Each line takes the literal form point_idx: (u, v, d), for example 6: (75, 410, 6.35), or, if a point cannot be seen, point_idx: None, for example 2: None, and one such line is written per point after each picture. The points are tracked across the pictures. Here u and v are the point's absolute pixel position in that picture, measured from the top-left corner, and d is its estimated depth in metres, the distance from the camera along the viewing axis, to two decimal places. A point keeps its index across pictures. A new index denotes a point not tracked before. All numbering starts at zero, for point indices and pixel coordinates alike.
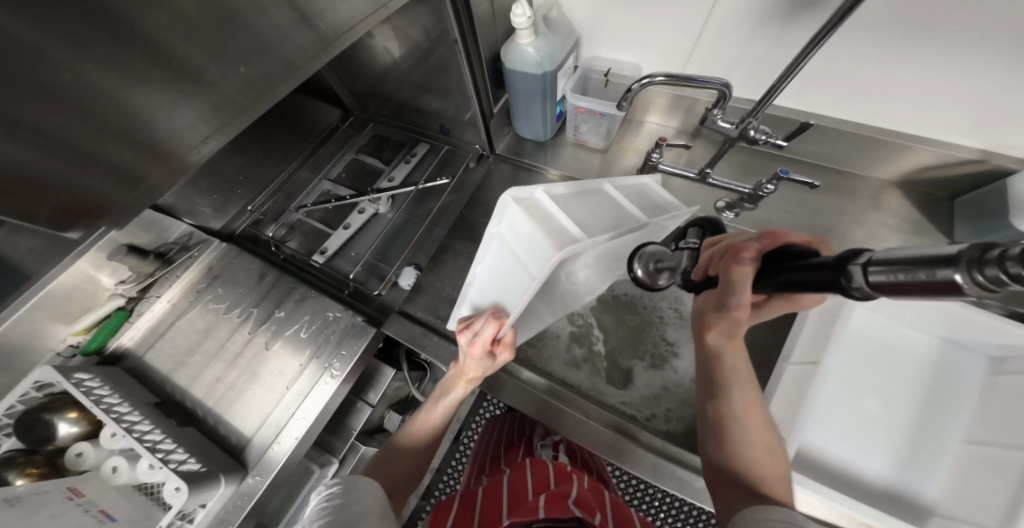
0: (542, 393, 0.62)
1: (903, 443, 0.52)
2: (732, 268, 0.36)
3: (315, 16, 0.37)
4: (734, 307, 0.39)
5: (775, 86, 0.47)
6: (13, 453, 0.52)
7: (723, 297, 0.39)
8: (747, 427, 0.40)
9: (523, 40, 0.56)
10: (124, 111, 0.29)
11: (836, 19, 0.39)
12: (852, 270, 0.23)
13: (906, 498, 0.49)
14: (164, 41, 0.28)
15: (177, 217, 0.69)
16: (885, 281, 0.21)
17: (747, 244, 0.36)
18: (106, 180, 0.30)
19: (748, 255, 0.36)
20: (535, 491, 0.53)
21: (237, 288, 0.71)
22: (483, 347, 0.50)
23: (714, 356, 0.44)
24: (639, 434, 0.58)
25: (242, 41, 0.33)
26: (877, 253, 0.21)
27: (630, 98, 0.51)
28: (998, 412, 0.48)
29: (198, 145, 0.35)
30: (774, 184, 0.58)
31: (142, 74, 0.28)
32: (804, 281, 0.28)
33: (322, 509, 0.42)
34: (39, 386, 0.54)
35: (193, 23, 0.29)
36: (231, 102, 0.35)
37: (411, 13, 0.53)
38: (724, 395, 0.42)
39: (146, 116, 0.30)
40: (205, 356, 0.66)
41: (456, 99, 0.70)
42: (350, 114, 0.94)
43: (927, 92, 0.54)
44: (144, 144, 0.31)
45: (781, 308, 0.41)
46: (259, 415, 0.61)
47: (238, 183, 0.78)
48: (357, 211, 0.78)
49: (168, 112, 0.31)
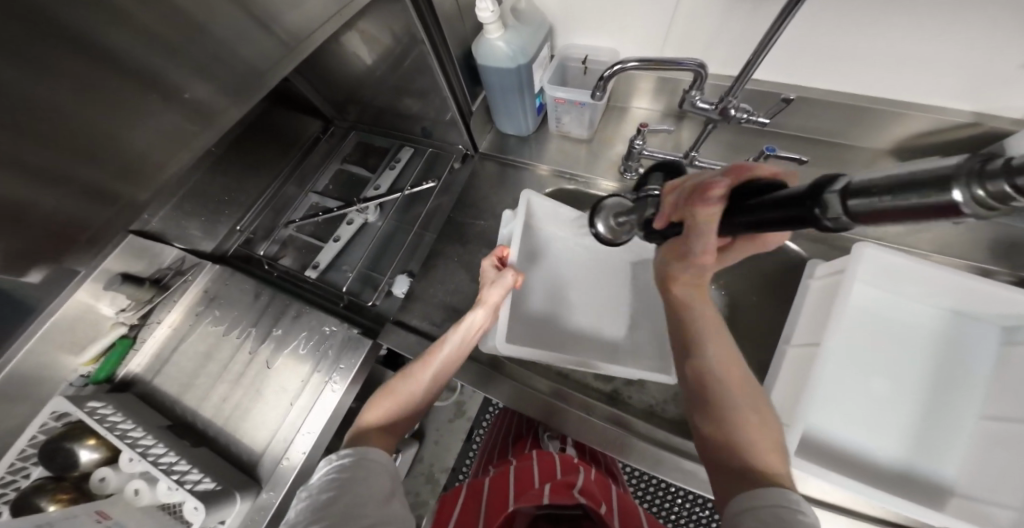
0: (544, 393, 0.61)
1: (916, 424, 0.50)
2: (699, 208, 0.33)
3: (272, 22, 0.36)
4: (699, 252, 0.37)
5: (750, 61, 0.44)
6: (40, 481, 0.54)
7: (686, 247, 0.37)
8: (729, 387, 0.38)
9: (492, 34, 0.54)
10: (100, 130, 0.29)
11: None
12: (829, 199, 0.20)
13: (922, 479, 0.48)
14: (121, 56, 0.28)
15: (167, 242, 0.70)
16: (867, 207, 0.19)
17: (715, 180, 0.31)
18: (77, 200, 0.31)
19: (714, 192, 0.31)
20: (541, 480, 0.53)
21: (234, 308, 0.71)
22: (490, 262, 0.62)
23: (683, 311, 0.42)
24: (643, 428, 0.57)
25: (203, 48, 0.32)
26: (859, 179, 0.19)
27: (603, 85, 0.49)
28: (1014, 385, 0.46)
29: (168, 159, 0.35)
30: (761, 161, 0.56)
31: (110, 88, 0.28)
32: (770, 220, 0.25)
33: (329, 482, 0.42)
34: (57, 416, 0.56)
35: (150, 38, 0.28)
36: (197, 111, 0.35)
37: (375, 18, 0.52)
38: (698, 351, 0.39)
39: (111, 135, 0.30)
40: (210, 377, 0.67)
41: (434, 101, 0.68)
42: (331, 123, 0.92)
43: (920, 56, 0.51)
44: (109, 163, 0.31)
45: (748, 249, 0.38)
46: (267, 431, 0.62)
47: (224, 204, 0.78)
48: (347, 223, 0.78)
49: (133, 128, 0.31)
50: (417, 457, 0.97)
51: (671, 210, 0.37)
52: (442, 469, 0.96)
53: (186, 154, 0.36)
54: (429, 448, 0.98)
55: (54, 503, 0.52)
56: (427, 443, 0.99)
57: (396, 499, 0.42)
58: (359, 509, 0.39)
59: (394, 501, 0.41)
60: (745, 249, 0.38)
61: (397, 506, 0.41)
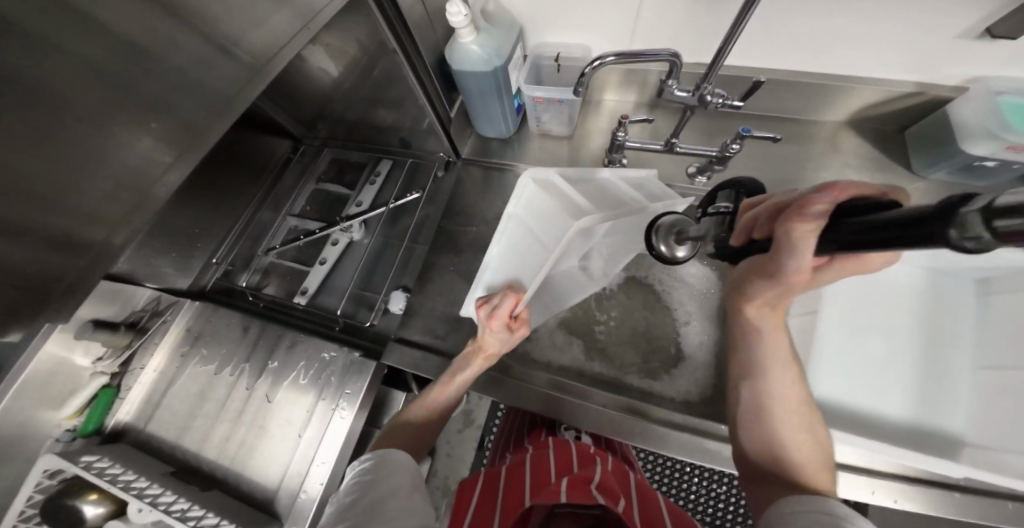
0: (554, 391, 0.62)
1: (915, 380, 0.53)
2: (793, 222, 0.29)
3: (234, 46, 0.33)
4: (791, 272, 0.32)
5: (722, 48, 0.44)
6: None
7: (777, 265, 0.33)
8: (779, 417, 0.41)
9: (466, 38, 0.53)
10: (49, 183, 0.26)
11: None
12: (967, 217, 0.16)
13: (930, 433, 0.51)
14: (74, 98, 0.25)
15: (139, 284, 0.67)
16: (1011, 227, 0.14)
17: (813, 195, 0.28)
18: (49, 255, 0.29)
19: (814, 209, 0.28)
20: (558, 473, 0.53)
21: (221, 346, 0.69)
22: (500, 320, 0.53)
23: (754, 336, 0.43)
24: (657, 414, 0.59)
25: (159, 79, 0.29)
26: (1008, 194, 0.14)
27: (585, 82, 0.48)
28: (1000, 334, 0.50)
29: (132, 209, 0.32)
30: (739, 143, 0.56)
31: (49, 138, 0.25)
32: (889, 237, 0.20)
33: (355, 484, 0.43)
34: (50, 473, 0.53)
35: (90, 69, 0.25)
36: (155, 156, 0.32)
37: (339, 29, 0.50)
38: (764, 377, 0.42)
39: (59, 187, 0.27)
40: (208, 418, 0.65)
41: (409, 109, 0.66)
42: (301, 142, 0.88)
43: (867, 35, 0.54)
44: (65, 217, 0.28)
45: (843, 272, 0.33)
46: (278, 466, 0.60)
47: (194, 235, 0.73)
48: (331, 243, 0.75)
49: (81, 182, 0.28)
50: (431, 470, 0.97)
51: (753, 226, 0.35)
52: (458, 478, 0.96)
53: (146, 203, 0.33)
54: (441, 459, 0.98)
55: None
56: (440, 455, 0.98)
57: (417, 495, 0.42)
58: (381, 501, 0.39)
59: (414, 496, 0.41)
60: (846, 269, 0.33)
61: (419, 501, 0.41)
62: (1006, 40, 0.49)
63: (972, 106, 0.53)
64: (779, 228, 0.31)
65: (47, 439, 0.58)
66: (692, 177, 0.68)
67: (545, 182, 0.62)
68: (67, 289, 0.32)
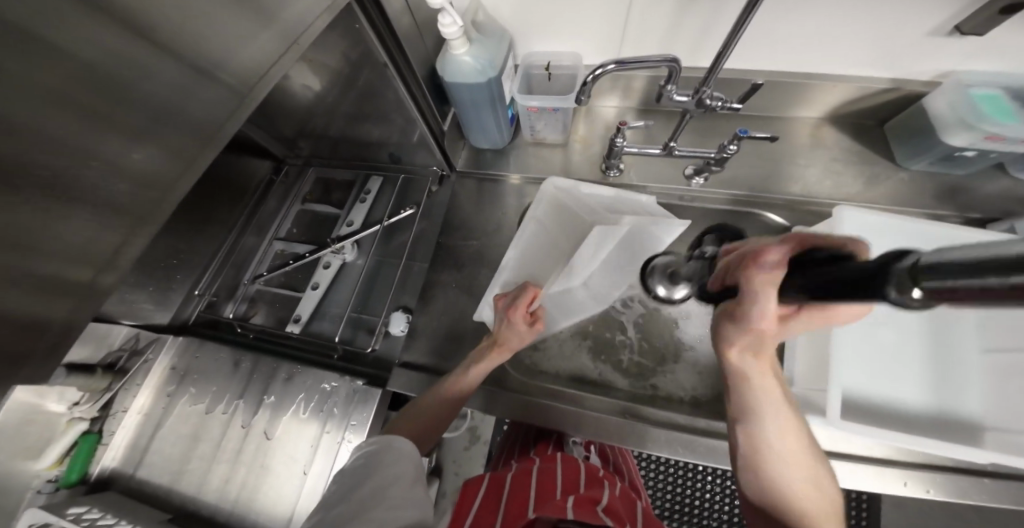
0: (574, 406, 0.60)
1: (929, 367, 0.55)
2: (756, 274, 0.30)
3: (219, 70, 0.31)
4: (757, 318, 0.33)
5: (721, 54, 0.44)
6: None
7: (742, 312, 0.34)
8: (789, 464, 0.39)
9: (458, 50, 0.52)
10: (21, 228, 0.23)
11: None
12: (895, 276, 0.15)
13: (952, 419, 0.52)
14: (46, 130, 0.22)
15: (115, 322, 0.63)
16: (939, 291, 0.13)
17: (769, 247, 0.29)
18: (33, 303, 0.25)
19: (770, 259, 0.29)
20: (563, 491, 0.51)
21: (212, 383, 0.65)
22: (521, 314, 0.54)
23: (748, 382, 0.41)
24: (675, 418, 0.58)
25: (144, 106, 0.27)
26: (927, 253, 0.14)
27: (588, 91, 0.48)
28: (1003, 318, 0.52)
29: (117, 247, 0.29)
30: (735, 144, 0.57)
31: (22, 182, 0.22)
32: (835, 292, 0.19)
33: (358, 465, 0.43)
34: None
35: (57, 99, 0.22)
36: (137, 192, 0.29)
37: (324, 43, 0.48)
38: (759, 422, 0.41)
39: (34, 234, 0.24)
40: (203, 461, 0.60)
41: (398, 122, 0.64)
42: (283, 162, 0.84)
43: (845, 36, 0.56)
44: (45, 262, 0.25)
45: (812, 322, 0.32)
46: (286, 502, 0.56)
47: (174, 268, 0.68)
48: (323, 266, 0.72)
49: (54, 225, 0.25)
50: (440, 493, 0.93)
51: (720, 273, 0.36)
52: None
53: (134, 241, 0.30)
54: (450, 481, 0.94)
55: None
56: (447, 477, 0.95)
57: (421, 486, 0.42)
58: (382, 490, 0.39)
59: (417, 486, 0.41)
60: (812, 321, 0.32)
61: (421, 493, 0.41)
62: (974, 37, 0.52)
63: (942, 98, 0.57)
64: (743, 280, 0.31)
65: (29, 490, 0.55)
66: (689, 179, 0.69)
67: (564, 190, 0.69)
68: (54, 344, 0.27)
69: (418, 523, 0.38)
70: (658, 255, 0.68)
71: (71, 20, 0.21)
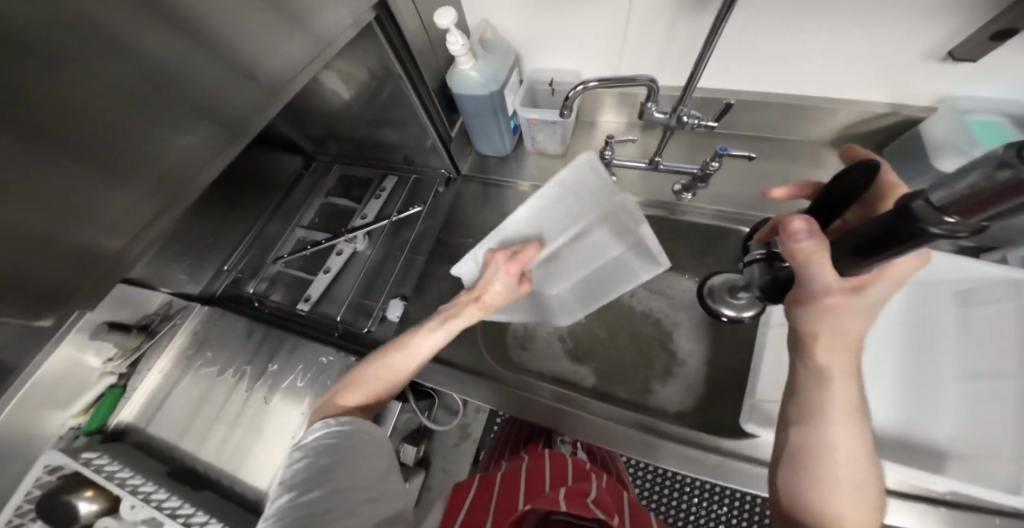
0: (551, 400, 0.62)
1: (897, 388, 0.53)
2: (792, 247, 0.33)
3: (254, 70, 0.38)
4: (823, 292, 0.33)
5: (695, 72, 0.48)
6: None
7: (803, 291, 0.34)
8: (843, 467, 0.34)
9: (465, 65, 0.58)
10: (83, 198, 0.29)
11: (727, 6, 0.40)
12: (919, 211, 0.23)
13: (916, 443, 0.50)
14: (112, 119, 0.28)
15: (154, 288, 0.69)
16: (958, 203, 0.21)
17: (794, 218, 0.32)
18: (78, 262, 0.31)
19: (799, 229, 0.32)
20: (553, 484, 0.53)
21: (226, 348, 0.72)
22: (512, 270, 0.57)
23: (825, 372, 0.35)
24: (658, 426, 0.58)
25: (188, 102, 0.33)
26: (939, 192, 0.22)
27: (570, 105, 0.52)
28: (979, 343, 0.49)
29: (153, 220, 0.35)
30: (718, 161, 0.59)
31: (90, 158, 0.28)
32: (884, 242, 0.26)
33: (326, 448, 0.42)
34: (50, 469, 0.55)
35: (121, 95, 0.28)
36: (175, 176, 0.35)
37: (351, 56, 0.56)
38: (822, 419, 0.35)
39: (93, 204, 0.30)
40: (206, 422, 0.66)
41: (414, 130, 0.71)
42: (313, 158, 0.94)
43: (833, 60, 0.58)
44: (97, 227, 0.31)
45: (882, 283, 0.32)
46: (271, 468, 0.61)
47: (208, 245, 0.77)
48: (336, 253, 0.78)
49: (108, 199, 0.30)
50: (425, 486, 0.93)
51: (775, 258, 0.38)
52: None
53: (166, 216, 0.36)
54: (435, 476, 0.94)
55: None
56: (434, 472, 0.95)
57: (392, 473, 0.46)
58: (363, 490, 0.40)
59: (390, 476, 0.45)
60: (883, 283, 0.32)
61: (393, 480, 0.45)
62: (967, 64, 0.53)
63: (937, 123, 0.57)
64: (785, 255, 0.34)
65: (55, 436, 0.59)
66: (677, 194, 0.71)
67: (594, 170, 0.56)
68: (96, 283, 0.33)
69: (395, 514, 0.42)
70: (711, 278, 0.66)
71: (149, 32, 0.28)
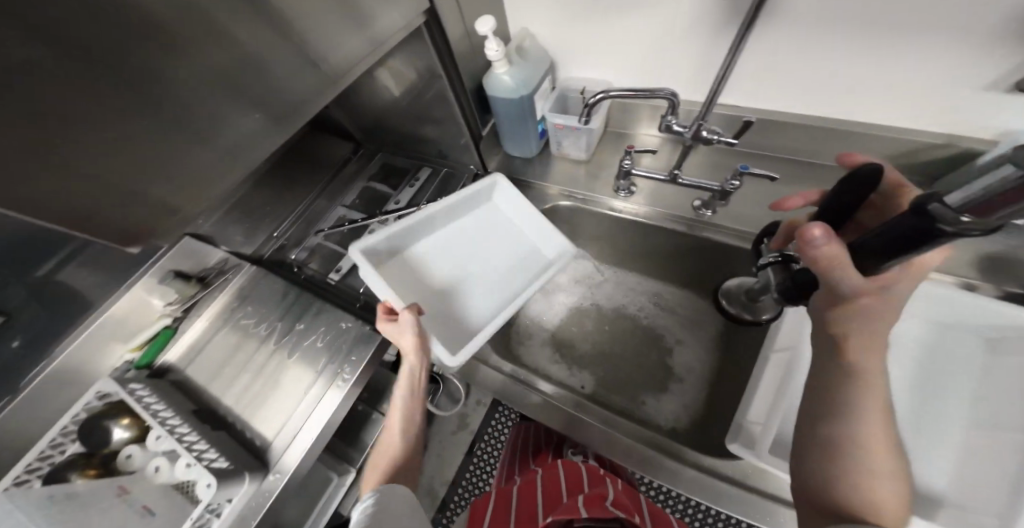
0: (569, 407, 0.61)
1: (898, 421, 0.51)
2: (819, 253, 0.35)
3: (320, 60, 0.44)
4: (852, 290, 0.36)
5: (716, 86, 0.52)
6: (74, 456, 0.60)
7: (831, 288, 0.37)
8: (875, 456, 0.36)
9: (500, 70, 0.63)
10: (165, 153, 0.35)
11: (747, 25, 0.47)
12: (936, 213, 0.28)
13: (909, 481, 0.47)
14: (192, 88, 0.34)
15: (216, 245, 0.82)
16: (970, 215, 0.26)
17: (811, 224, 0.34)
18: (151, 212, 0.36)
19: (819, 234, 0.34)
20: (570, 493, 0.56)
21: (264, 305, 0.79)
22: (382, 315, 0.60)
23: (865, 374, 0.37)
24: (657, 440, 0.56)
25: (256, 82, 0.39)
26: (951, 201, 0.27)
27: (589, 112, 0.55)
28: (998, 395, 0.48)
29: (216, 182, 0.41)
30: (738, 180, 0.60)
31: (172, 119, 0.34)
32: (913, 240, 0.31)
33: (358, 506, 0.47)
34: (100, 395, 0.64)
35: (202, 69, 0.34)
36: (237, 145, 0.41)
37: (402, 56, 0.62)
38: (847, 414, 0.37)
39: (172, 160, 0.35)
40: (234, 370, 0.74)
41: (449, 127, 0.77)
42: (361, 145, 1.03)
43: (872, 82, 0.58)
44: (173, 183, 0.36)
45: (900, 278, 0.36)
46: (279, 420, 0.67)
47: (264, 213, 0.89)
48: (368, 232, 0.86)
49: (183, 157, 0.36)
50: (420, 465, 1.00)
51: None
52: (441, 483, 0.98)
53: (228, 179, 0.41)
54: (432, 459, 1.00)
55: (82, 477, 0.58)
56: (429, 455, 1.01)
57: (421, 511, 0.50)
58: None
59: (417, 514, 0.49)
60: (902, 276, 0.36)
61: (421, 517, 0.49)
62: None
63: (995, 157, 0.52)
64: (809, 260, 0.36)
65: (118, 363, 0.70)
66: (696, 211, 0.70)
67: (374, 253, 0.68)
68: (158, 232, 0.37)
69: None
70: (727, 279, 0.73)
71: (239, 18, 0.35)
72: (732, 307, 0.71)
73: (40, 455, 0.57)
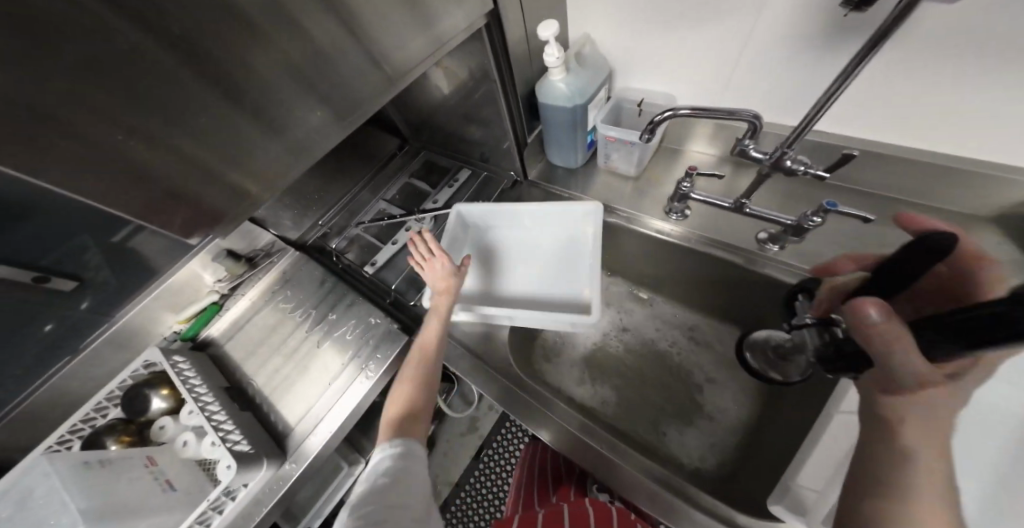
0: (572, 425, 0.58)
1: None
2: (869, 329, 0.34)
3: (383, 59, 0.43)
4: (918, 381, 0.32)
5: (811, 116, 0.45)
6: (115, 421, 0.65)
7: (893, 378, 0.33)
8: None
9: (555, 77, 0.60)
10: (237, 139, 0.36)
11: (867, 48, 0.38)
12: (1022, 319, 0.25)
13: None
14: (270, 76, 0.35)
15: (265, 228, 0.84)
16: None
17: (858, 298, 0.34)
18: (220, 193, 0.38)
19: (867, 307, 0.34)
20: None
21: (302, 292, 0.81)
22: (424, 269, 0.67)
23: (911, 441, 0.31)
24: (687, 489, 0.51)
25: (329, 78, 0.39)
26: None
27: (652, 129, 0.51)
28: None
29: (283, 174, 0.42)
30: (820, 216, 0.54)
31: (247, 106, 0.35)
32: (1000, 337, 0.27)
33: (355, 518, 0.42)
34: (146, 364, 0.67)
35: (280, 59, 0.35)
36: (304, 139, 0.41)
37: (458, 55, 0.61)
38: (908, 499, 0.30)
39: (244, 146, 0.37)
40: (269, 351, 0.75)
41: (495, 129, 0.75)
42: (407, 142, 1.04)
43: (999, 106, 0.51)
44: (241, 168, 0.38)
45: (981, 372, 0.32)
46: (304, 406, 0.68)
47: (314, 200, 0.91)
48: (405, 229, 0.86)
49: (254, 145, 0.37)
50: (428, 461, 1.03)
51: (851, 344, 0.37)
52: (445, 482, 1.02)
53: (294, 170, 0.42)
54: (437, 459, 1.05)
55: (117, 444, 0.62)
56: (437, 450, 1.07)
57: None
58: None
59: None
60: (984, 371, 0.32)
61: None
62: None
63: None
64: (862, 337, 0.34)
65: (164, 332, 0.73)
66: (760, 243, 0.64)
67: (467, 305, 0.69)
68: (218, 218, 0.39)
69: None
70: (752, 331, 0.70)
71: (310, 11, 0.35)
72: (754, 360, 0.67)
73: (84, 417, 0.62)
